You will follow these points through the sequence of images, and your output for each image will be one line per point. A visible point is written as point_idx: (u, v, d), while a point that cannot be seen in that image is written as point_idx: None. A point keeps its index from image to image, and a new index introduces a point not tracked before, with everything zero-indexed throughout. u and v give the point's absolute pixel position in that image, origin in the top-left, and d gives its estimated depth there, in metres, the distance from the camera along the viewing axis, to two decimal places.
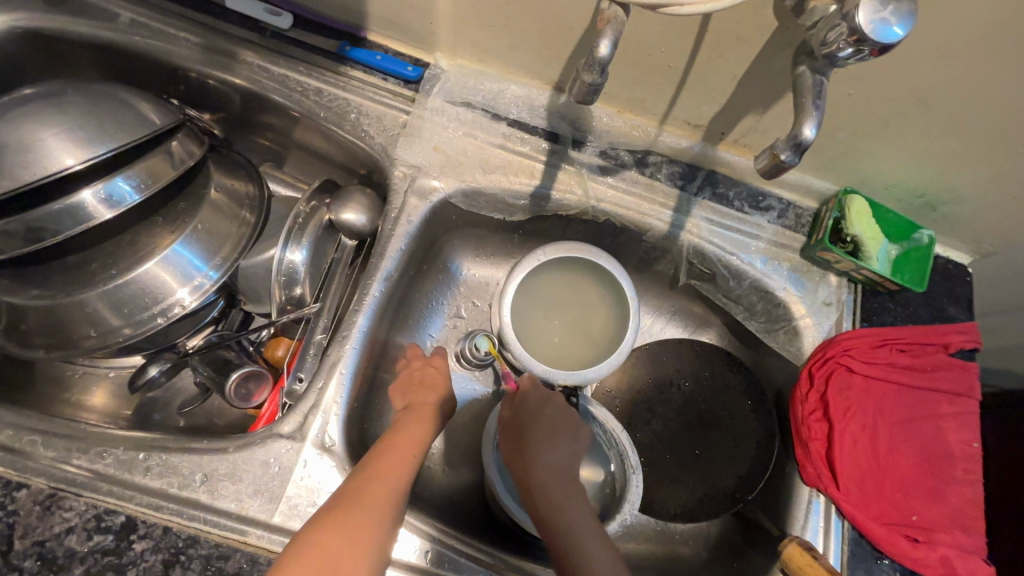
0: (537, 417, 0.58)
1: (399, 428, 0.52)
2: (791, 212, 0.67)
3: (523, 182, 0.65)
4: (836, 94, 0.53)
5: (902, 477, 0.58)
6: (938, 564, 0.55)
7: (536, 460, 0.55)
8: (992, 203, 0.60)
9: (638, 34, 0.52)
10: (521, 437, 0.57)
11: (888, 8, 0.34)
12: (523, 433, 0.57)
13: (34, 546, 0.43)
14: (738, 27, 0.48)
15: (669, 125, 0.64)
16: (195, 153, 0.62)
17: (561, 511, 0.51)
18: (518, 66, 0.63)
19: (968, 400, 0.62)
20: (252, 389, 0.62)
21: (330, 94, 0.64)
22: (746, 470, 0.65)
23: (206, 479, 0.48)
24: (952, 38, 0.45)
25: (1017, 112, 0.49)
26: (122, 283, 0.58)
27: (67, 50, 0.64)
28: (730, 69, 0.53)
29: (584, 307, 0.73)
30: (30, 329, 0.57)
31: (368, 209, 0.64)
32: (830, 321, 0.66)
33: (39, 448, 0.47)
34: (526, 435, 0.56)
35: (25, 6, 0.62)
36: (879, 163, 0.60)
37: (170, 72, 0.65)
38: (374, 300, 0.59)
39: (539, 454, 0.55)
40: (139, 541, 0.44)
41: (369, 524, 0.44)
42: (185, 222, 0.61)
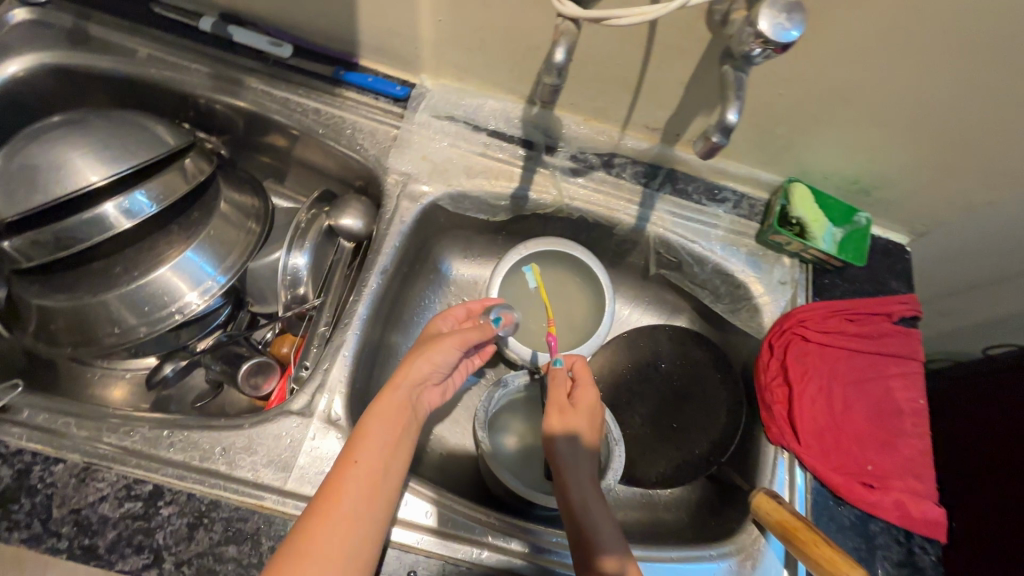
0: (587, 412, 0.60)
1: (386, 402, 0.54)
2: (745, 203, 0.75)
3: (503, 184, 0.73)
4: (771, 95, 0.61)
5: (856, 431, 0.64)
6: (893, 507, 0.60)
7: (585, 455, 0.58)
8: (916, 185, 0.68)
9: (595, 49, 0.60)
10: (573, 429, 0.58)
11: (784, 17, 0.42)
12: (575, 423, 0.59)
13: (70, 514, 0.48)
14: (678, 40, 0.56)
15: (630, 130, 0.72)
16: (206, 169, 0.67)
17: (602, 506, 0.54)
18: (494, 83, 0.71)
19: (913, 362, 0.68)
20: (260, 380, 0.67)
21: (327, 113, 0.72)
22: (718, 435, 0.72)
23: (224, 452, 0.53)
24: (858, 43, 0.52)
25: (922, 103, 0.57)
26: (140, 284, 0.63)
27: (89, 83, 0.72)
28: (677, 76, 0.61)
29: (565, 298, 0.80)
30: (58, 329, 0.63)
31: (364, 214, 0.71)
32: (786, 298, 0.73)
33: (73, 428, 0.52)
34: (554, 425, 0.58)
35: (52, 45, 0.69)
36: (816, 154, 0.68)
37: (182, 99, 0.72)
38: (373, 291, 0.66)
39: (586, 450, 0.58)
40: (165, 507, 0.49)
41: (357, 506, 0.47)
42: (197, 229, 0.67)
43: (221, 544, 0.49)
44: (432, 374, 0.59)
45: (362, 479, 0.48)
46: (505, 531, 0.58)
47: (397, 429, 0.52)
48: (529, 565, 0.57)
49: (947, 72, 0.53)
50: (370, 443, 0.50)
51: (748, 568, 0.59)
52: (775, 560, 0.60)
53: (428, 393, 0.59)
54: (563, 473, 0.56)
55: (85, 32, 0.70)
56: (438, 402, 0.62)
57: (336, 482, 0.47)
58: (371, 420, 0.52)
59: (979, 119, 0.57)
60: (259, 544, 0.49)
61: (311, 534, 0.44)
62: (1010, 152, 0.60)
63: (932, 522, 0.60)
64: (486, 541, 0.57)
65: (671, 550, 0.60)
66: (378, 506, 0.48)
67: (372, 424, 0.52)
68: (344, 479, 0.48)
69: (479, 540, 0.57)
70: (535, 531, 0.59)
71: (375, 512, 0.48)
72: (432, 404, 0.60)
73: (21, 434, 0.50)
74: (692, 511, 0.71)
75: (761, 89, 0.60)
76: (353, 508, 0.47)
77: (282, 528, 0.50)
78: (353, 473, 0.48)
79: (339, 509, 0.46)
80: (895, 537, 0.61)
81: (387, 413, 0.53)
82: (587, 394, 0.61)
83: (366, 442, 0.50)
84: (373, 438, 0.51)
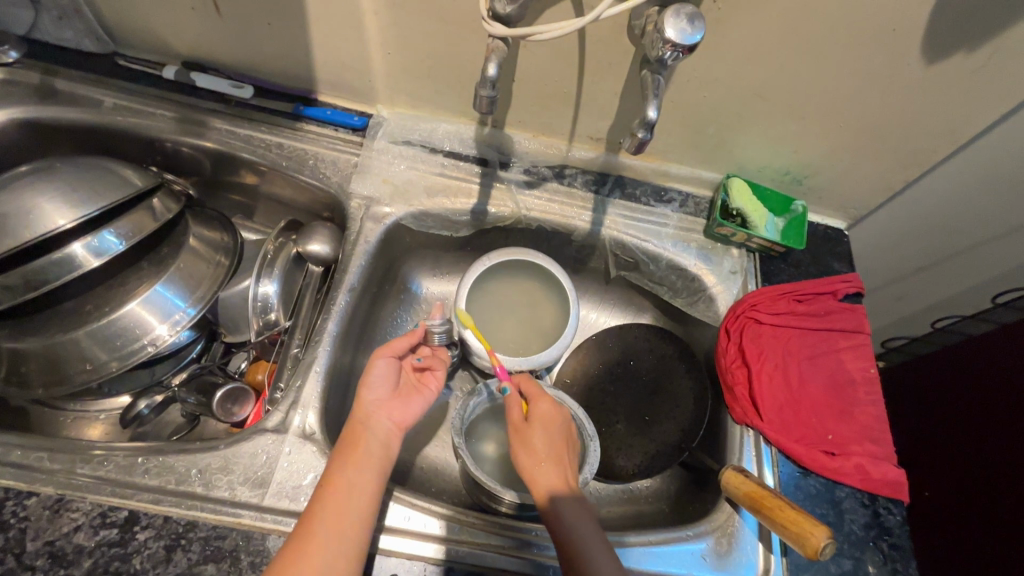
0: (541, 425, 0.62)
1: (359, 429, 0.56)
2: (690, 201, 0.80)
3: (462, 201, 0.77)
4: (696, 99, 0.66)
5: (814, 403, 0.68)
6: (854, 471, 0.64)
7: (543, 463, 0.59)
8: (841, 172, 0.74)
9: (533, 69, 0.66)
10: (530, 441, 0.60)
11: (687, 22, 0.48)
12: (529, 440, 0.60)
13: (45, 546, 0.49)
14: (607, 54, 0.62)
15: (577, 142, 0.77)
16: (174, 208, 0.70)
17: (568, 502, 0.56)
18: (447, 108, 0.76)
19: (860, 335, 0.72)
20: (235, 406, 0.67)
21: (289, 147, 0.76)
22: (688, 423, 0.74)
23: (201, 473, 0.55)
24: (759, 47, 0.59)
25: (826, 96, 0.63)
26: (111, 320, 0.64)
27: (56, 135, 0.75)
28: (610, 88, 0.66)
29: (534, 306, 0.82)
30: (29, 371, 0.64)
31: (330, 239, 0.74)
32: (737, 286, 0.77)
33: (46, 462, 0.54)
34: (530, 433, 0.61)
35: (20, 101, 0.73)
36: (747, 150, 0.73)
37: (148, 143, 0.75)
38: (341, 309, 0.68)
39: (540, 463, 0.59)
40: (142, 531, 0.51)
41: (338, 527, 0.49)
42: (167, 264, 0.69)
43: (200, 564, 0.50)
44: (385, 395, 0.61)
45: (339, 504, 0.50)
46: (484, 528, 0.60)
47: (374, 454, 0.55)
48: (521, 561, 0.59)
49: (842, 67, 0.60)
50: (348, 466, 0.53)
51: (725, 545, 0.62)
52: (750, 535, 0.62)
53: (386, 406, 0.60)
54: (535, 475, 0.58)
55: (52, 87, 0.74)
56: (413, 415, 0.62)
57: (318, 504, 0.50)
58: (346, 447, 0.54)
59: (879, 105, 0.63)
60: (238, 560, 0.51)
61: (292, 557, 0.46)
62: (914, 134, 0.66)
63: (892, 482, 0.63)
64: (466, 540, 0.59)
65: (649, 534, 0.62)
66: (355, 524, 0.50)
67: (352, 449, 0.54)
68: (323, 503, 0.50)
69: (458, 540, 0.59)
70: (523, 528, 0.61)
71: (352, 529, 0.49)
72: (394, 418, 0.60)
73: None
74: (670, 499, 0.74)
75: (686, 94, 0.66)
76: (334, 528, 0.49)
77: (260, 543, 0.52)
78: (329, 499, 0.50)
79: (317, 532, 0.48)
80: (859, 500, 0.64)
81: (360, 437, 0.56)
82: (541, 407, 0.63)
83: (342, 467, 0.53)
84: (348, 464, 0.53)
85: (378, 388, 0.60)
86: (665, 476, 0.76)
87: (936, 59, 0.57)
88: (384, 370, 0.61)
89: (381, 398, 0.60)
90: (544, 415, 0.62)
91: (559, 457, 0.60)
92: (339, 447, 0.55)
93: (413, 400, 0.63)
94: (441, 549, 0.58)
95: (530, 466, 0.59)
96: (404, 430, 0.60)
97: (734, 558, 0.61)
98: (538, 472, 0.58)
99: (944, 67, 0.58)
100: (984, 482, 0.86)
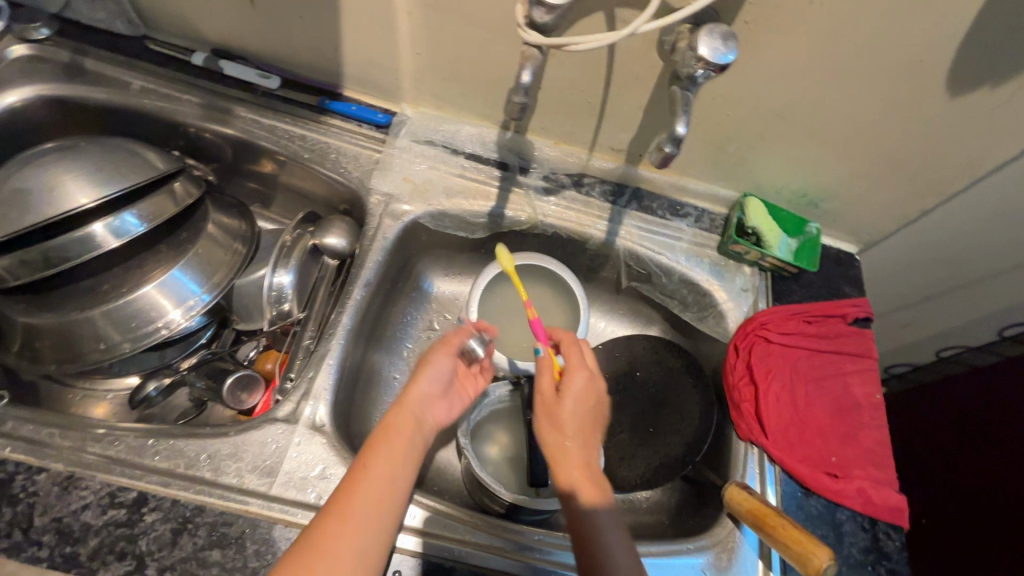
0: (573, 401, 0.59)
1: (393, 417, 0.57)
2: (706, 217, 0.81)
3: (481, 203, 0.77)
4: (720, 116, 0.67)
5: (818, 424, 0.69)
6: (856, 495, 0.64)
7: (573, 445, 0.57)
8: (858, 197, 0.75)
9: (561, 78, 0.66)
10: (564, 423, 0.58)
11: (721, 42, 0.49)
12: (561, 415, 0.58)
13: (52, 522, 0.50)
14: (635, 68, 0.63)
15: (597, 152, 0.78)
16: (194, 193, 0.70)
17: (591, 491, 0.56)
18: (470, 110, 0.77)
19: (867, 359, 0.73)
20: (245, 394, 0.68)
21: (312, 139, 0.76)
22: (692, 438, 0.75)
23: (210, 459, 0.55)
24: (787, 70, 0.60)
25: (847, 122, 0.64)
26: (125, 302, 0.65)
27: (82, 114, 0.75)
28: (635, 101, 0.67)
29: (544, 312, 0.82)
30: (42, 347, 0.64)
31: (347, 233, 0.75)
32: (748, 304, 0.77)
33: (56, 439, 0.55)
34: (564, 411, 0.58)
35: (48, 78, 0.73)
36: (766, 170, 0.74)
37: (173, 128, 0.76)
38: (356, 303, 0.69)
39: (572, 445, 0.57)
40: (149, 513, 0.52)
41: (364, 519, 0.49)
42: (185, 249, 0.69)
43: (206, 549, 0.51)
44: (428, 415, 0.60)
45: (370, 496, 0.50)
46: (485, 529, 0.60)
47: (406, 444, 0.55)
48: (513, 562, 0.59)
49: (865, 95, 0.61)
50: (387, 460, 0.53)
51: (725, 560, 0.62)
52: (750, 552, 0.62)
53: (432, 404, 0.60)
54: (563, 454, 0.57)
55: (81, 66, 0.74)
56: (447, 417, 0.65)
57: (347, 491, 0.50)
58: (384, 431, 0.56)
59: (902, 133, 0.64)
60: (244, 547, 0.51)
61: (315, 550, 0.46)
62: (933, 164, 0.67)
63: (894, 508, 0.64)
64: (468, 540, 0.59)
65: (650, 545, 0.62)
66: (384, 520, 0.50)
67: (391, 440, 0.54)
68: (353, 493, 0.50)
69: (461, 539, 0.59)
70: (517, 530, 0.61)
71: (375, 538, 0.49)
72: (438, 417, 0.61)
73: (4, 445, 0.53)
74: (671, 512, 0.74)
75: (710, 109, 0.67)
76: (363, 527, 0.48)
77: (266, 531, 0.52)
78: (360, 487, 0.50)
79: (346, 525, 0.48)
80: (860, 524, 0.64)
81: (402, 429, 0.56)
82: (573, 381, 0.60)
83: (379, 461, 0.52)
84: (387, 458, 0.53)
85: (433, 385, 0.61)
86: (666, 488, 0.76)
87: (960, 92, 0.58)
88: (439, 369, 0.61)
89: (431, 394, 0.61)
90: (571, 392, 0.59)
91: (588, 440, 0.58)
92: (377, 437, 0.55)
93: (456, 402, 0.64)
94: (422, 543, 0.58)
95: (558, 445, 0.57)
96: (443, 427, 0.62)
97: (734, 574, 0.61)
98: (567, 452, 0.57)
99: (968, 101, 0.59)
100: (987, 515, 0.86)
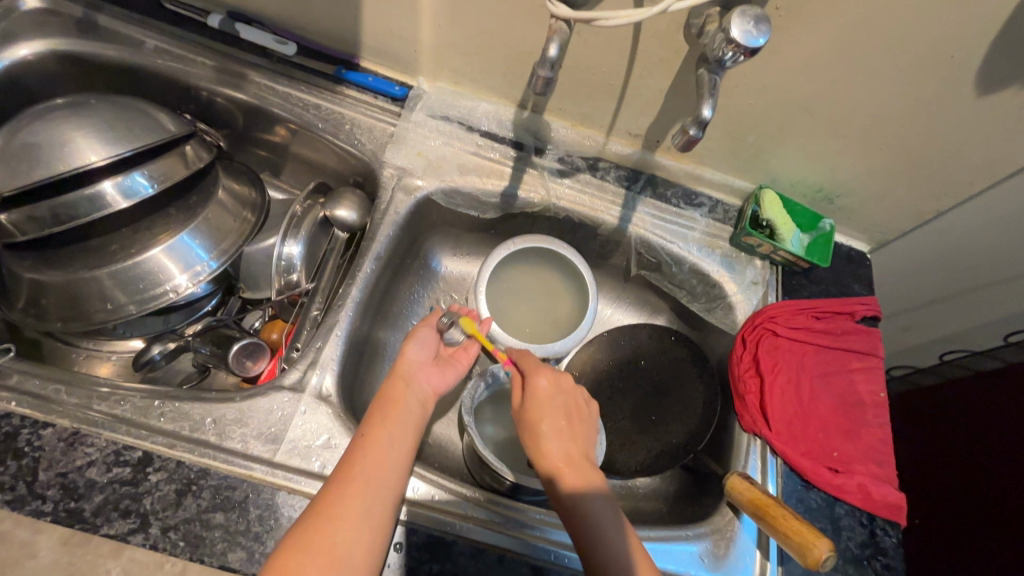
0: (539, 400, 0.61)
1: (390, 391, 0.59)
2: (720, 208, 0.80)
3: (494, 182, 0.76)
4: (741, 105, 0.66)
5: (822, 420, 0.69)
6: (856, 490, 0.65)
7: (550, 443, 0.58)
8: (874, 195, 0.74)
9: (584, 58, 0.65)
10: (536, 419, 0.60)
11: (753, 25, 0.48)
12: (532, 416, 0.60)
13: (57, 477, 0.50)
14: (660, 51, 0.61)
15: (614, 136, 0.77)
16: (205, 157, 0.69)
17: (557, 484, 0.56)
18: (488, 88, 0.75)
19: (874, 358, 0.73)
20: (250, 361, 0.68)
21: (326, 109, 0.75)
22: (695, 426, 0.74)
23: (215, 423, 0.56)
24: (813, 61, 0.59)
25: (869, 117, 0.64)
26: (132, 264, 0.64)
27: (92, 71, 0.74)
28: (657, 85, 0.66)
29: (551, 296, 0.82)
30: (48, 304, 0.64)
31: (358, 206, 0.74)
32: (757, 297, 0.77)
33: (63, 395, 0.55)
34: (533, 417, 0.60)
35: (60, 32, 0.72)
36: (783, 163, 0.73)
37: (185, 90, 0.75)
38: (366, 276, 0.68)
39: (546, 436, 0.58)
40: (154, 473, 0.52)
41: (362, 495, 0.49)
42: (194, 213, 0.68)
43: (209, 511, 0.51)
44: (417, 375, 0.62)
45: (368, 467, 0.50)
46: (487, 506, 0.61)
47: (404, 416, 0.56)
48: (495, 534, 0.59)
49: (890, 90, 0.60)
50: (386, 424, 0.54)
51: (723, 549, 0.62)
52: (748, 541, 0.63)
53: (425, 371, 0.63)
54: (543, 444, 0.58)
55: (94, 22, 0.73)
56: (449, 387, 0.65)
57: (346, 467, 0.50)
58: (386, 404, 0.57)
59: (924, 132, 0.63)
60: (247, 511, 0.51)
61: (327, 505, 0.47)
62: (953, 164, 0.66)
63: (892, 505, 0.64)
64: (470, 516, 0.59)
65: (649, 530, 0.62)
66: (385, 495, 0.50)
67: (392, 408, 0.56)
68: (354, 468, 0.50)
69: (463, 515, 0.59)
70: (504, 503, 0.62)
71: (377, 516, 0.48)
72: (432, 384, 0.62)
73: (10, 399, 0.53)
74: (668, 500, 0.75)
75: (732, 98, 0.66)
76: (364, 505, 0.48)
77: (268, 497, 0.52)
78: (361, 461, 0.51)
79: (343, 504, 0.47)
80: (858, 519, 0.65)
81: (398, 397, 0.58)
82: (537, 382, 0.62)
83: (380, 423, 0.54)
84: (386, 421, 0.55)
85: (420, 355, 0.64)
86: (664, 476, 0.77)
87: (989, 91, 0.57)
88: (426, 338, 0.65)
89: (422, 361, 0.64)
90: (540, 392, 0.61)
91: (565, 433, 0.59)
92: (377, 405, 0.57)
93: (449, 371, 0.65)
94: (410, 512, 0.58)
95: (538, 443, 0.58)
96: (439, 397, 0.63)
97: (731, 562, 0.62)
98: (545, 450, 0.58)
99: (994, 101, 0.58)
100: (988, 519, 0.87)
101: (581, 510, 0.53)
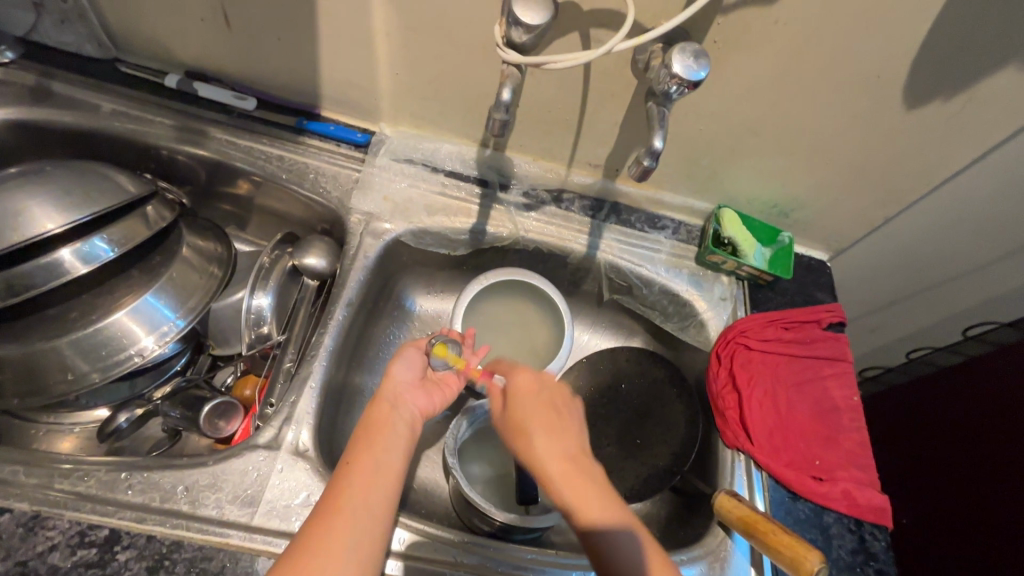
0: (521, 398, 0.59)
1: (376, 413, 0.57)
2: (683, 229, 0.83)
3: (462, 220, 0.77)
4: (693, 131, 0.69)
5: (801, 429, 0.70)
6: (841, 497, 0.66)
7: (540, 440, 0.55)
8: (825, 207, 0.78)
9: (539, 96, 0.68)
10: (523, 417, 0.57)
11: (693, 60, 0.51)
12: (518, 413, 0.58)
13: (16, 565, 0.48)
14: (611, 87, 0.64)
15: (576, 167, 0.79)
16: (168, 216, 0.68)
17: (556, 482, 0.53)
18: (449, 129, 0.77)
19: (844, 363, 0.75)
20: (224, 420, 0.66)
21: (290, 160, 0.76)
22: (679, 446, 0.74)
23: (187, 490, 0.54)
24: (754, 87, 0.62)
25: (811, 136, 0.67)
26: (94, 330, 0.62)
27: (46, 137, 0.73)
28: (611, 118, 0.69)
29: (527, 327, 0.83)
30: (4, 380, 0.61)
31: (327, 253, 0.73)
32: (727, 313, 0.79)
33: (21, 476, 0.52)
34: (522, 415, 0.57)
35: (11, 101, 0.71)
36: (738, 183, 0.76)
37: (144, 150, 0.74)
38: (339, 323, 0.68)
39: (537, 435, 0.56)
40: (123, 551, 0.49)
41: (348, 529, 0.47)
42: (158, 273, 0.66)
43: None
44: (405, 398, 0.60)
45: (354, 499, 0.49)
46: (478, 550, 0.59)
47: (392, 440, 0.55)
48: None
49: (828, 109, 0.63)
50: (373, 448, 0.53)
51: (718, 570, 0.62)
52: (742, 559, 0.63)
53: (411, 393, 0.61)
54: (535, 442, 0.55)
55: (47, 89, 0.73)
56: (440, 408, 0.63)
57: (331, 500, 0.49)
58: (370, 429, 0.55)
59: (862, 146, 0.67)
60: None
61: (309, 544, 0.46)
62: (894, 174, 0.70)
63: (877, 508, 0.65)
64: (460, 562, 0.58)
65: None
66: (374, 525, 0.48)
67: (376, 433, 0.55)
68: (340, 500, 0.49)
69: (455, 563, 0.58)
70: (495, 545, 0.60)
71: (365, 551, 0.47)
72: (419, 406, 0.61)
73: None
74: (660, 524, 0.74)
75: (683, 125, 0.69)
76: (349, 539, 0.47)
77: (247, 565, 0.51)
78: (346, 491, 0.49)
79: (325, 541, 0.46)
80: (846, 526, 0.65)
81: (384, 419, 0.57)
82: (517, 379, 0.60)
83: (366, 449, 0.53)
84: (372, 447, 0.53)
85: (406, 375, 0.62)
86: (655, 500, 0.76)
87: (915, 106, 0.61)
88: (412, 359, 0.64)
89: (409, 381, 0.62)
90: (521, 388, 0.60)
91: (555, 429, 0.56)
92: (363, 430, 0.55)
93: (436, 393, 0.63)
94: (402, 567, 0.56)
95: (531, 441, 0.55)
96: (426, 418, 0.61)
97: None
98: (538, 448, 0.55)
99: (921, 115, 0.62)
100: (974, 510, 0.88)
101: (584, 509, 0.50)
